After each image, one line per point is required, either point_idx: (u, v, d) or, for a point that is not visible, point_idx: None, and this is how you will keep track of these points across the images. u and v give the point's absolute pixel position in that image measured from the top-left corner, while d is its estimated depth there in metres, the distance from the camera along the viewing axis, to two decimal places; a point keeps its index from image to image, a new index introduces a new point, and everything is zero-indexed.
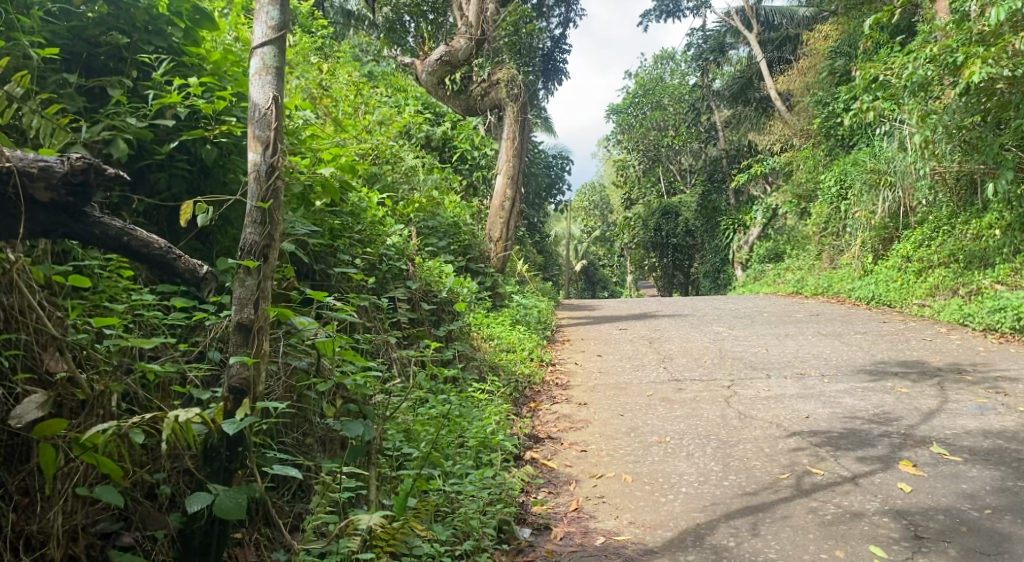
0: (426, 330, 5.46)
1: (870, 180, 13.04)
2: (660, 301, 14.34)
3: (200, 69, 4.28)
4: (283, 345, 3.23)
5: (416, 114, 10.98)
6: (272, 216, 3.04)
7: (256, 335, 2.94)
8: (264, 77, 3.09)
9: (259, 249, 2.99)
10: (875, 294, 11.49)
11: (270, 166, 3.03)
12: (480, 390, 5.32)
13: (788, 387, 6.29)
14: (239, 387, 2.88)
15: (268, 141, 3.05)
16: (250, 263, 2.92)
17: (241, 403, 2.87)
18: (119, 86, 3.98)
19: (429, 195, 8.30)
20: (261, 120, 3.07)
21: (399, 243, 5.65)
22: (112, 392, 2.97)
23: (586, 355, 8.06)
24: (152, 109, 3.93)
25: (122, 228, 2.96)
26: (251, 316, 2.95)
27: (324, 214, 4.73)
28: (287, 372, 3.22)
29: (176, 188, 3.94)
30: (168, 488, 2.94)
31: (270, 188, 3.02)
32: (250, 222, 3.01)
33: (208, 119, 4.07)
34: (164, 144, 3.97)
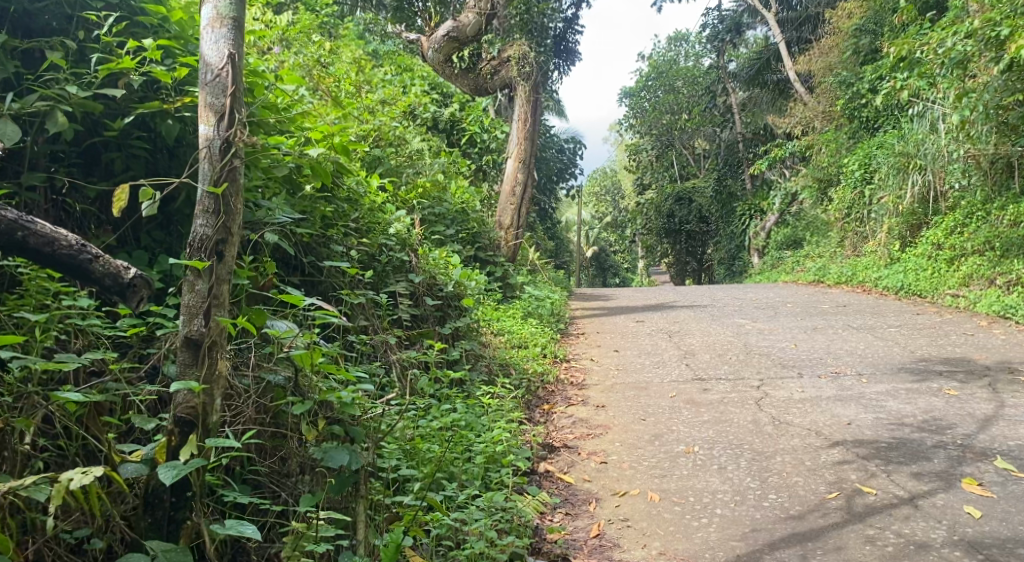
0: (431, 328, 4.99)
1: (898, 164, 12.46)
2: (676, 290, 13.85)
3: (160, 29, 3.80)
4: (255, 357, 3.00)
5: (423, 94, 10.45)
6: (227, 203, 2.83)
7: (206, 354, 2.75)
8: (218, 30, 2.85)
9: (211, 244, 2.79)
10: (905, 283, 10.96)
11: (225, 142, 2.82)
12: (489, 394, 4.86)
13: (823, 388, 5.81)
14: (187, 419, 2.71)
15: (223, 111, 2.84)
16: (199, 265, 2.72)
17: (187, 439, 2.69)
18: (60, 49, 3.56)
19: (435, 180, 7.83)
20: (215, 84, 2.84)
21: (401, 232, 5.19)
22: (17, 428, 2.68)
23: (602, 350, 7.59)
24: (97, 75, 3.49)
25: (18, 223, 2.77)
26: (201, 329, 2.76)
27: (315, 200, 4.29)
28: (259, 390, 2.96)
29: (133, 171, 3.59)
30: (96, 543, 2.59)
31: (224, 169, 2.81)
32: (202, 211, 2.80)
33: (167, 89, 3.67)
34: (116, 119, 3.57)
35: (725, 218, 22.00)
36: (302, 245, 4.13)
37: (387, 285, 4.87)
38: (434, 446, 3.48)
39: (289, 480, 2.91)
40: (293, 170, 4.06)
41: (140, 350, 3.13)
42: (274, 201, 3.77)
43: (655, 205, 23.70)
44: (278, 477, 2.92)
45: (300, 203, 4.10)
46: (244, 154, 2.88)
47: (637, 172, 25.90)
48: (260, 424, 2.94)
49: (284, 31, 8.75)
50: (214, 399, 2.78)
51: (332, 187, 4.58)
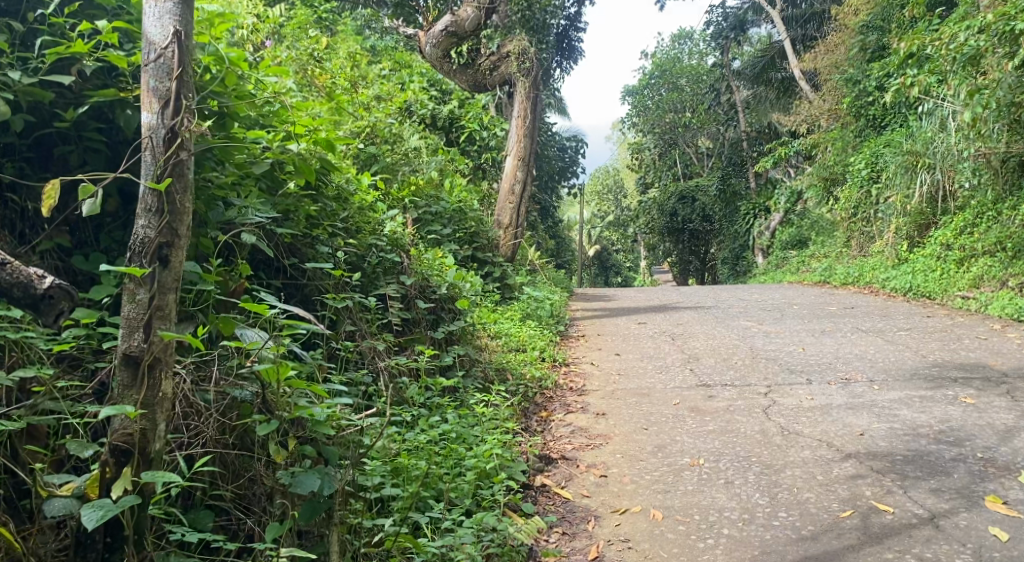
0: (423, 333, 4.76)
1: (906, 162, 12.19)
2: (679, 291, 13.63)
3: (123, 11, 3.59)
4: (219, 372, 2.89)
5: (421, 91, 10.20)
6: (172, 200, 2.68)
7: (145, 373, 2.62)
8: (162, 7, 2.68)
9: (154, 247, 2.64)
10: (914, 284, 10.72)
11: (170, 131, 2.66)
12: (483, 402, 4.63)
13: (833, 395, 5.58)
14: (123, 448, 2.59)
15: (167, 98, 2.68)
16: (137, 273, 2.58)
17: (122, 472, 2.58)
18: (8, 33, 3.35)
19: (431, 179, 7.60)
20: (158, 69, 2.68)
21: (392, 232, 4.97)
22: None
23: (603, 354, 7.35)
24: (46, 61, 3.29)
25: None
26: (141, 345, 2.62)
27: (299, 199, 4.06)
28: (221, 408, 2.85)
29: (91, 165, 3.42)
30: None
31: (168, 162, 2.66)
32: (143, 209, 2.65)
33: (127, 76, 3.48)
34: (69, 108, 3.38)
35: (729, 217, 21.75)
36: (284, 246, 3.93)
37: (378, 287, 4.62)
38: (420, 463, 3.27)
39: (255, 504, 2.83)
40: (274, 165, 3.86)
41: (89, 363, 2.99)
42: (248, 199, 3.55)
43: (657, 204, 23.45)
44: (244, 500, 2.84)
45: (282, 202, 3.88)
46: (190, 147, 2.73)
47: (640, 170, 25.66)
48: (223, 446, 2.84)
49: (277, 25, 8.51)
50: (155, 423, 2.65)
51: (319, 185, 4.35)
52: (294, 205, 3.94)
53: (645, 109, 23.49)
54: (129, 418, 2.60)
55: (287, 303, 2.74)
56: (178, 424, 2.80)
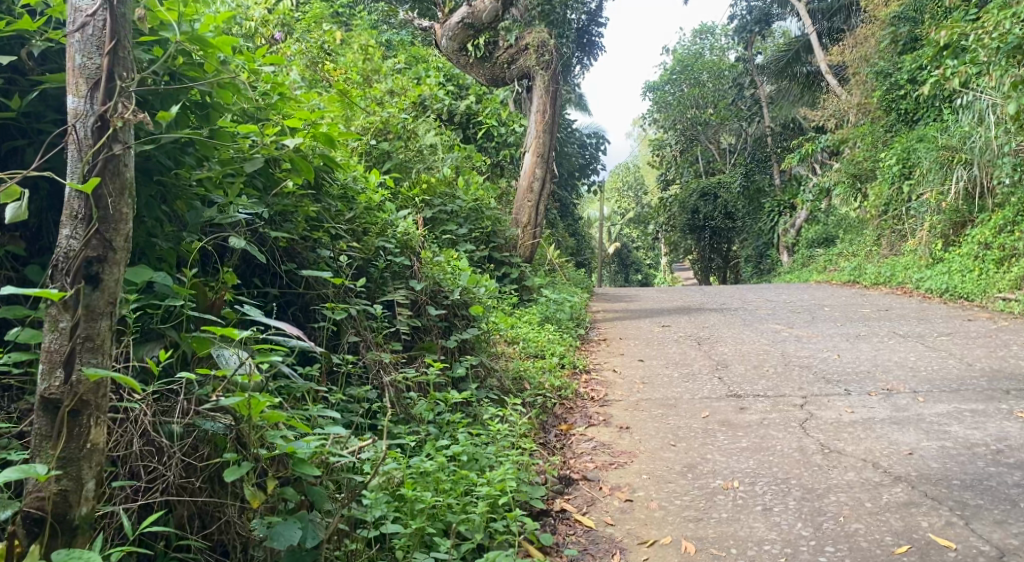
0: (434, 343, 4.41)
1: (941, 158, 11.80)
2: (702, 291, 13.25)
3: None
4: (185, 406, 2.69)
5: (438, 85, 9.85)
6: (102, 204, 2.42)
7: (64, 419, 2.37)
8: None
9: (79, 262, 2.38)
10: (951, 285, 10.30)
11: (99, 120, 2.41)
12: (498, 418, 4.29)
13: (875, 408, 5.20)
14: (35, 514, 2.36)
15: (96, 81, 2.43)
16: (55, 296, 2.32)
17: (36, 540, 2.36)
18: None
19: (445, 177, 7.28)
20: (87, 44, 2.43)
21: (402, 233, 4.63)
22: None
23: (625, 360, 6.99)
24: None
25: None
26: (59, 387, 2.37)
27: (299, 199, 3.74)
28: (187, 448, 2.66)
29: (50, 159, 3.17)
30: None
31: (96, 158, 2.41)
32: (69, 217, 2.40)
33: None
34: (20, 96, 3.11)
35: (752, 215, 21.31)
36: (283, 250, 3.65)
37: (386, 292, 4.29)
38: (424, 495, 2.96)
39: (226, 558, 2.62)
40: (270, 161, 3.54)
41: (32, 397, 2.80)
42: (231, 202, 3.30)
43: (680, 201, 22.94)
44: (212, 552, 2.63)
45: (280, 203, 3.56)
46: (126, 140, 2.46)
47: (661, 167, 25.19)
48: (190, 491, 2.65)
49: (286, 17, 8.21)
50: (76, 480, 2.41)
51: (320, 183, 4.03)
52: (292, 206, 3.63)
53: (666, 105, 23.02)
54: (42, 480, 2.36)
55: (267, 320, 2.59)
56: (136, 468, 2.61)
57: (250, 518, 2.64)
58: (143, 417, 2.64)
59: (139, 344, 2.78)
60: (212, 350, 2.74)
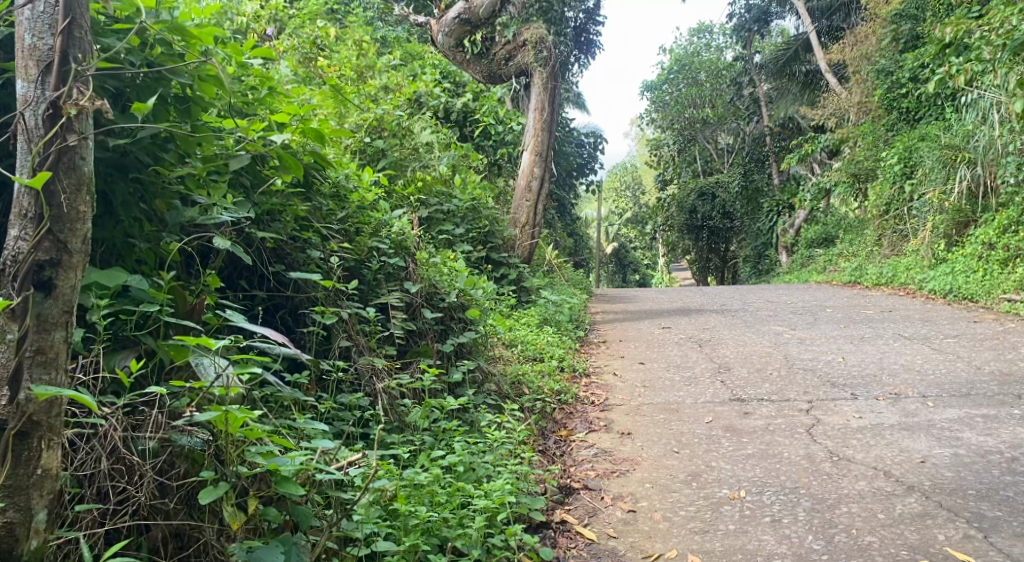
0: (429, 346, 4.27)
1: (944, 157, 11.70)
2: (702, 291, 13.11)
3: None
4: (159, 420, 2.60)
5: (435, 83, 9.71)
6: (52, 201, 2.31)
7: (11, 441, 2.27)
8: None
9: (28, 266, 2.28)
10: (955, 286, 10.18)
11: (51, 106, 2.30)
12: (496, 425, 4.14)
13: (883, 413, 5.07)
14: None
15: (48, 64, 2.32)
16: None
17: None
18: None
19: (441, 176, 7.14)
20: (38, 23, 2.32)
21: (397, 233, 4.49)
22: None
23: (626, 362, 6.85)
24: None
25: None
26: (6, 407, 2.27)
27: (287, 197, 3.62)
28: (159, 466, 2.57)
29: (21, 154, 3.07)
30: None
31: (46, 149, 2.30)
32: (19, 216, 2.31)
33: None
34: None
35: (751, 215, 21.20)
36: (270, 251, 3.53)
37: (379, 295, 4.16)
38: (418, 509, 2.83)
39: None
40: (257, 158, 3.43)
41: None
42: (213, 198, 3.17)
43: (678, 201, 22.80)
44: None
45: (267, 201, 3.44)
46: (82, 130, 2.34)
47: (659, 167, 25.06)
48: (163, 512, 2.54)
49: (279, 12, 8.05)
50: (27, 507, 2.30)
51: (310, 182, 3.91)
52: (280, 204, 3.50)
53: (664, 104, 22.89)
54: None
55: (253, 327, 2.71)
56: (107, 487, 2.52)
57: (224, 538, 2.53)
58: (113, 431, 2.56)
59: (112, 352, 2.73)
60: (186, 355, 2.71)
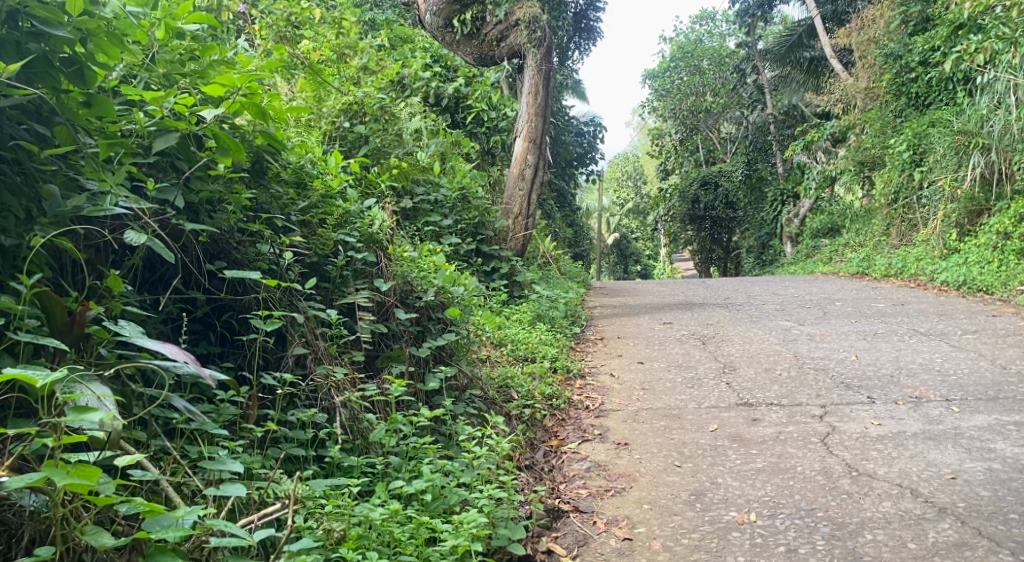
0: (402, 352, 3.84)
1: (956, 143, 11.22)
2: (704, 284, 12.67)
3: None
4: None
5: (425, 67, 9.27)
6: None
7: None
8: None
9: None
10: (969, 278, 9.73)
11: None
12: (476, 439, 3.71)
13: (905, 419, 4.63)
14: None
15: None
16: None
17: None
18: None
19: (422, 163, 6.72)
20: None
21: (368, 227, 4.04)
22: None
23: (623, 362, 6.41)
24: None
25: None
26: None
27: (228, 182, 3.28)
28: None
29: None
30: None
31: None
32: None
33: None
34: None
35: (755, 204, 20.73)
36: (209, 245, 3.20)
37: (344, 295, 3.73)
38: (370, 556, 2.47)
39: None
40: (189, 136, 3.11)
41: None
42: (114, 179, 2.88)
43: (680, 191, 22.30)
44: None
45: (203, 186, 3.12)
46: None
47: (659, 156, 24.55)
48: None
49: None
50: None
51: (265, 166, 3.52)
52: (220, 191, 3.15)
53: (666, 93, 22.39)
54: None
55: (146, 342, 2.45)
56: None
57: None
58: None
59: None
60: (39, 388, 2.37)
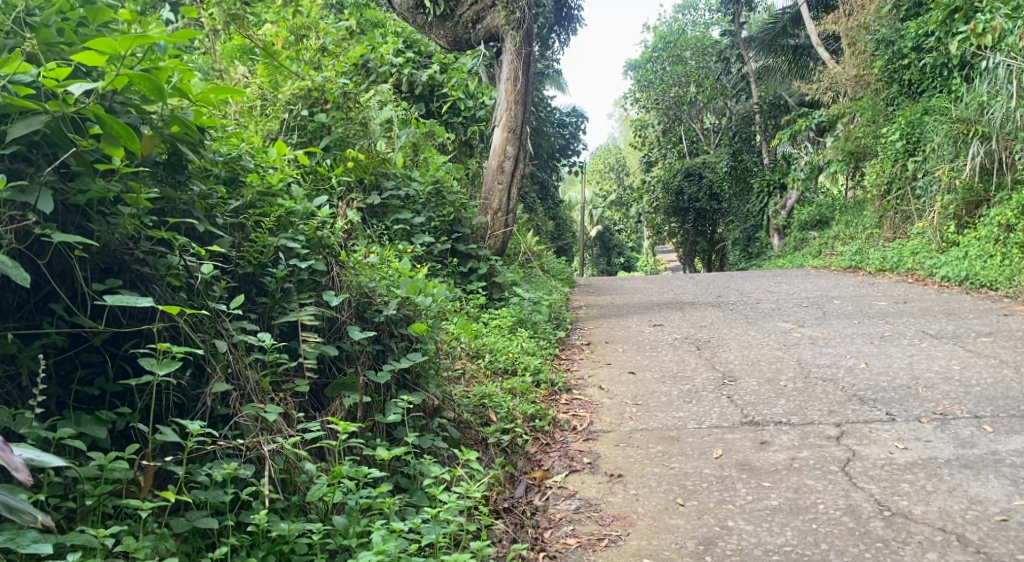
0: (355, 377, 3.27)
1: (954, 132, 10.70)
2: (693, 280, 12.13)
3: None
4: None
5: (397, 52, 8.65)
6: None
7: None
8: None
9: None
10: (972, 273, 9.22)
11: None
12: (447, 481, 3.16)
13: (933, 442, 4.09)
14: None
15: None
16: None
17: None
18: None
19: (377, 152, 6.04)
20: None
21: (316, 233, 3.46)
22: None
23: (613, 372, 5.85)
24: None
25: None
26: None
27: (127, 178, 2.77)
28: None
29: None
30: None
31: None
32: None
33: None
34: None
35: (740, 196, 20.23)
36: (98, 259, 2.72)
37: (285, 313, 3.19)
38: None
39: None
40: (70, 118, 2.63)
41: None
42: None
43: (663, 182, 21.70)
44: None
45: (86, 186, 2.64)
46: None
47: (642, 148, 23.98)
48: None
49: None
50: None
51: (184, 161, 3.01)
52: (109, 189, 2.65)
53: (648, 84, 21.77)
54: None
55: None
56: None
57: None
58: None
59: None
60: None
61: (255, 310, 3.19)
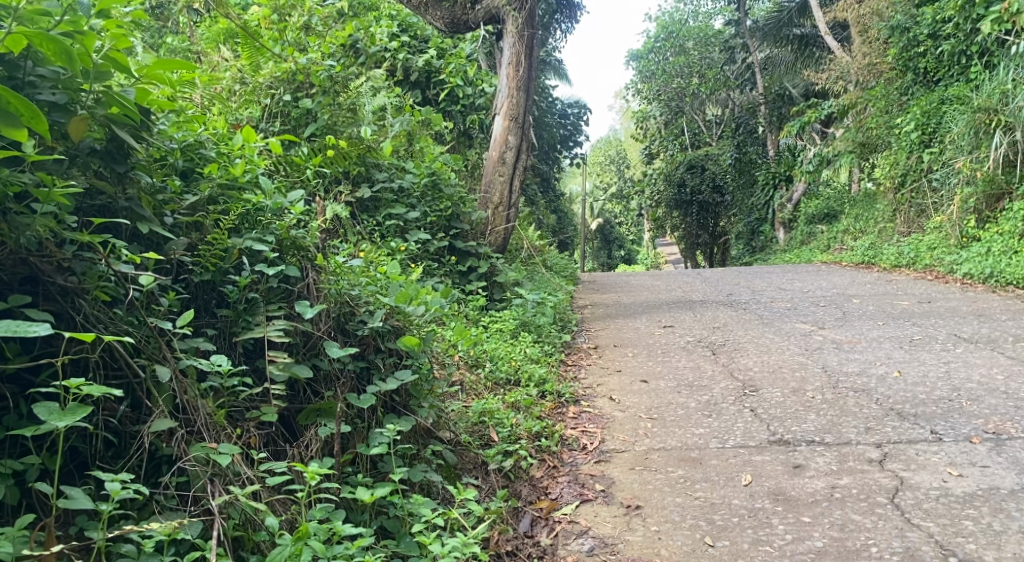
0: (332, 401, 2.85)
1: (975, 122, 10.09)
2: (701, 276, 11.64)
3: None
4: None
5: (391, 36, 8.16)
6: None
7: None
8: None
9: None
10: (997, 270, 8.75)
11: None
12: (442, 527, 2.72)
13: (991, 468, 3.62)
14: None
15: None
16: None
17: None
18: None
19: (363, 139, 5.57)
20: None
21: (289, 232, 3.06)
22: None
23: (624, 380, 5.37)
24: None
25: None
26: None
27: (36, 169, 2.45)
28: None
29: None
30: None
31: None
32: None
33: None
34: None
35: (744, 188, 19.70)
36: (6, 268, 2.42)
37: (250, 328, 2.84)
38: None
39: None
40: None
41: None
42: None
43: (665, 174, 21.12)
44: None
45: None
46: None
47: (643, 140, 23.41)
48: None
49: None
50: None
51: (128, 151, 2.70)
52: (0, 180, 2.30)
53: (650, 74, 21.18)
54: None
55: None
56: None
57: None
58: None
59: None
60: None
61: (214, 323, 2.86)
